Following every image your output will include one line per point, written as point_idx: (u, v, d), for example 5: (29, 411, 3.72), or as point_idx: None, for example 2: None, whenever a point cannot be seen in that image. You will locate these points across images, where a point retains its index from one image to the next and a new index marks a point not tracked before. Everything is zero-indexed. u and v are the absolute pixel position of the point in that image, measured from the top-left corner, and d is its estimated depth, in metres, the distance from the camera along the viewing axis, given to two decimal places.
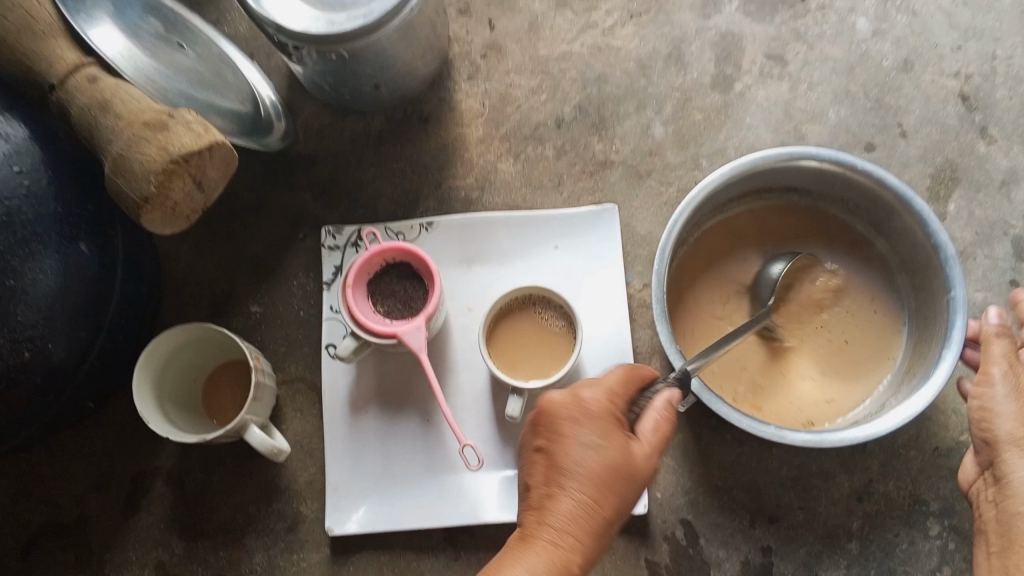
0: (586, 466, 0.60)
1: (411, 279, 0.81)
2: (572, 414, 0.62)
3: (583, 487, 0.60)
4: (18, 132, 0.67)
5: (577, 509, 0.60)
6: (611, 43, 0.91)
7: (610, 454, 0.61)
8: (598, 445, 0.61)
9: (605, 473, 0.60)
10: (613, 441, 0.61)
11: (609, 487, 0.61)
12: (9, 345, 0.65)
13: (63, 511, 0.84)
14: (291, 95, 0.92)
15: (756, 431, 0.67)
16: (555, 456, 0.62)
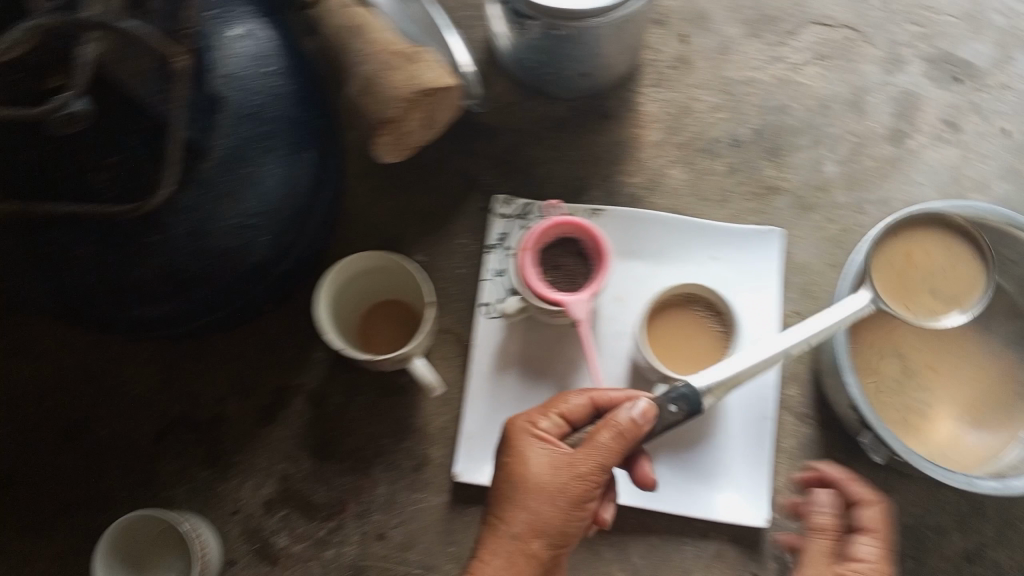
0: (512, 482, 0.67)
1: (579, 256, 0.84)
2: (508, 436, 0.70)
3: (507, 503, 0.67)
4: (267, 36, 0.71)
5: (498, 527, 0.67)
6: (796, 79, 0.95)
7: (530, 468, 0.67)
8: (517, 462, 0.67)
9: (525, 489, 0.66)
10: (537, 454, 0.67)
11: (532, 505, 0.66)
12: (231, 230, 0.69)
13: (203, 406, 0.88)
14: (484, 68, 0.97)
15: (945, 478, 0.72)
16: (497, 476, 0.70)
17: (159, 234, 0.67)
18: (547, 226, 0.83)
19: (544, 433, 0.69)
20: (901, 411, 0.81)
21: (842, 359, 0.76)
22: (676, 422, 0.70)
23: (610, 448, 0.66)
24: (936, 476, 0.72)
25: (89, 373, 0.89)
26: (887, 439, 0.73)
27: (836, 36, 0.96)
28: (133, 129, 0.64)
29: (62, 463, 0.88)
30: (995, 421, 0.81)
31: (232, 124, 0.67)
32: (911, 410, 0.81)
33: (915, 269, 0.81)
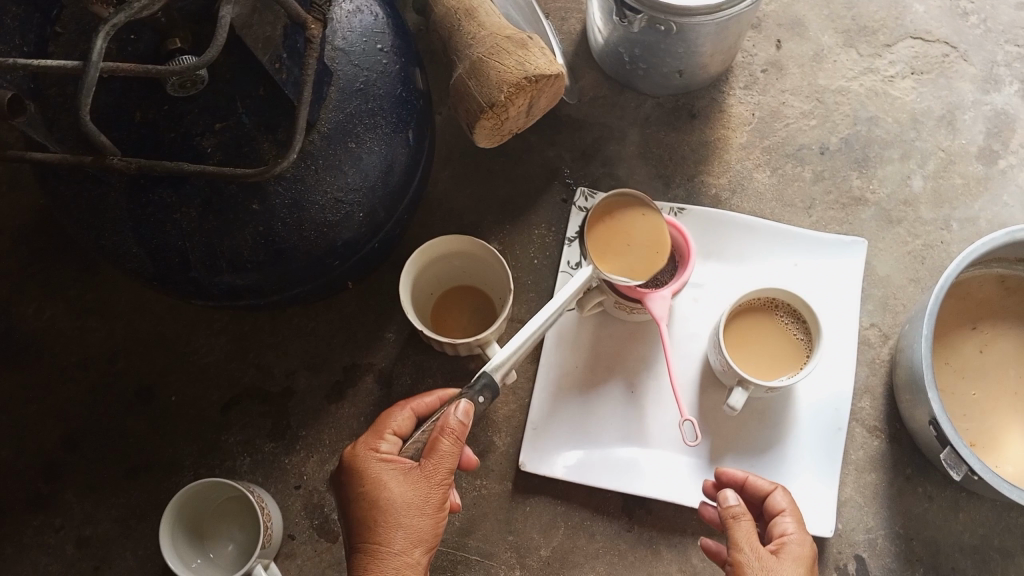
0: (373, 507, 0.65)
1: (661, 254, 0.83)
2: (353, 468, 0.67)
3: (376, 529, 0.64)
4: (381, 18, 0.73)
5: (370, 552, 0.64)
6: (888, 91, 0.94)
7: (390, 488, 0.65)
8: (376, 484, 0.65)
9: (387, 508, 0.64)
10: (390, 474, 0.66)
11: (401, 523, 0.64)
12: (330, 203, 0.69)
13: (273, 379, 0.88)
14: (574, 60, 0.97)
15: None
16: (355, 511, 0.66)
17: (261, 204, 0.67)
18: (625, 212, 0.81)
19: (388, 453, 0.67)
20: (994, 440, 0.79)
21: (925, 374, 0.75)
22: (483, 411, 0.69)
23: (452, 451, 0.65)
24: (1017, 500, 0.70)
25: (163, 337, 0.89)
26: (967, 459, 0.71)
27: (933, 51, 0.95)
28: (247, 95, 0.65)
29: (129, 425, 0.87)
30: None
31: (341, 97, 0.68)
32: (993, 430, 0.79)
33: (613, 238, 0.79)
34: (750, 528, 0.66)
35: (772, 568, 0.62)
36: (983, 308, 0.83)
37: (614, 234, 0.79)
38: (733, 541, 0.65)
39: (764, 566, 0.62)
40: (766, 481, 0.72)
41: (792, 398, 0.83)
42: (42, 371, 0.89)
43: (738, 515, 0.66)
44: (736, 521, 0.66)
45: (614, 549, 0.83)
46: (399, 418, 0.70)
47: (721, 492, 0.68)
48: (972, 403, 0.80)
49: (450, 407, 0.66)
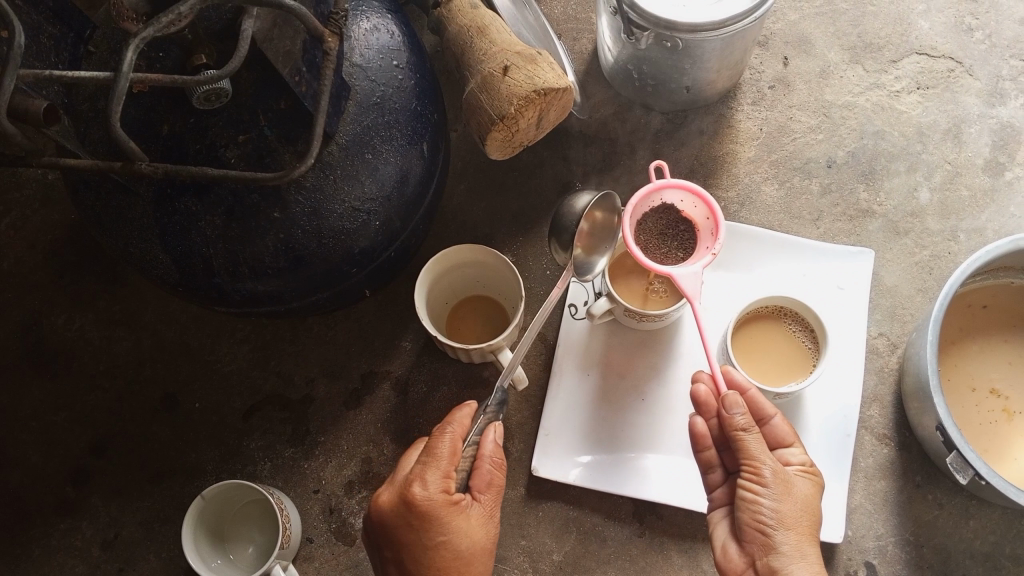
0: (455, 555, 0.69)
1: (673, 226, 0.83)
2: (428, 515, 0.67)
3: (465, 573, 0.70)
4: (398, 36, 0.76)
5: None
6: (894, 106, 0.96)
7: (465, 536, 0.69)
8: (457, 535, 0.69)
9: (468, 554, 0.70)
10: (462, 520, 0.69)
11: (479, 566, 0.71)
12: (347, 211, 0.71)
13: (292, 386, 0.90)
14: (585, 78, 1.00)
15: None
16: (427, 554, 0.69)
17: (282, 211, 0.70)
18: (644, 188, 0.81)
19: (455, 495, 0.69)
20: (1002, 448, 0.79)
21: (930, 382, 0.76)
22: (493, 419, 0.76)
23: (497, 473, 0.73)
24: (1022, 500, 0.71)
25: (187, 346, 0.92)
26: (973, 463, 0.72)
27: (938, 67, 0.97)
28: (268, 108, 0.68)
29: (153, 432, 0.90)
30: None
31: (358, 111, 0.71)
32: (992, 433, 0.80)
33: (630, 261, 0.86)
34: (760, 439, 0.69)
35: (792, 485, 0.68)
36: (990, 315, 0.84)
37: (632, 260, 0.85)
38: (745, 451, 0.68)
39: (784, 483, 0.67)
40: (767, 405, 0.73)
41: (800, 406, 0.84)
42: (71, 380, 0.92)
43: (747, 428, 0.69)
44: (746, 434, 0.69)
45: (625, 554, 0.85)
46: (452, 444, 0.70)
47: (729, 403, 0.70)
48: (982, 409, 0.81)
49: (486, 434, 0.72)
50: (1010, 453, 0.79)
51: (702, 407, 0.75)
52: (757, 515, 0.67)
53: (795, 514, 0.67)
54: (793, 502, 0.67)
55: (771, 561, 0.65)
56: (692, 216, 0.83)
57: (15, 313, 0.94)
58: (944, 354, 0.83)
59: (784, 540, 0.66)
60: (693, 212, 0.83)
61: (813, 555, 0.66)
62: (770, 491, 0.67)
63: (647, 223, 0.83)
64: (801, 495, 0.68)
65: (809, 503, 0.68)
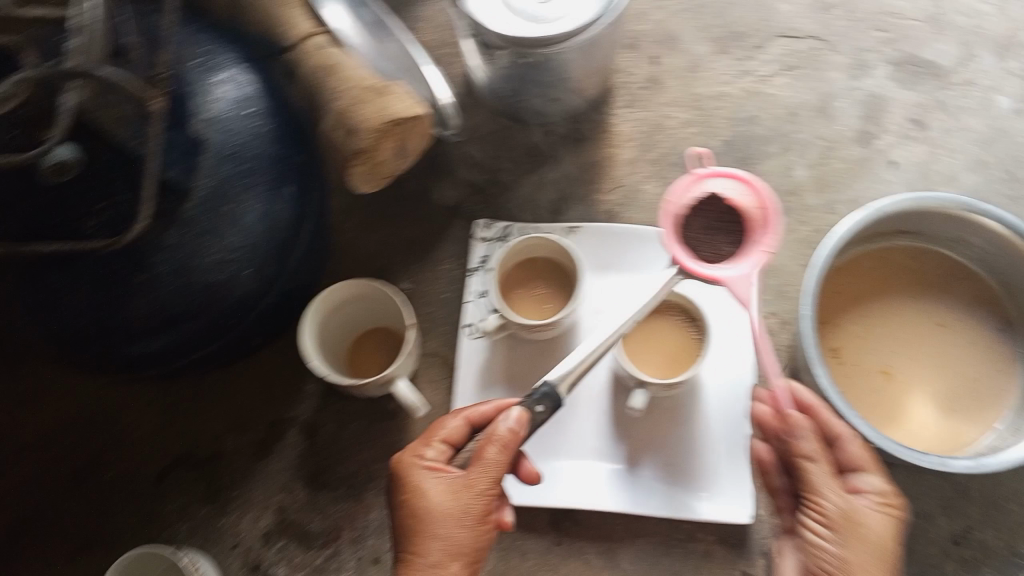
0: (414, 520, 0.70)
1: (716, 219, 0.78)
2: (402, 474, 0.72)
3: (415, 539, 0.70)
4: (252, 83, 0.76)
5: (414, 559, 0.69)
6: (763, 90, 0.98)
7: (429, 498, 0.70)
8: (417, 495, 0.70)
9: (431, 522, 0.69)
10: (433, 482, 0.70)
11: (445, 534, 0.69)
12: (214, 265, 0.72)
13: (201, 445, 0.91)
14: (462, 100, 1.01)
15: (917, 459, 0.72)
16: (399, 516, 0.72)
17: (146, 274, 0.71)
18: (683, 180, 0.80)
19: (433, 461, 0.72)
20: (870, 400, 0.82)
21: (812, 359, 0.76)
22: (547, 420, 0.71)
23: (504, 444, 0.69)
24: (909, 459, 0.72)
25: (96, 418, 0.93)
26: (860, 428, 0.73)
27: (802, 47, 0.99)
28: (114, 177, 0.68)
29: (70, 507, 0.90)
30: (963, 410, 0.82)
31: (214, 164, 0.72)
32: (875, 393, 0.82)
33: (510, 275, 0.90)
34: (821, 470, 0.72)
35: (859, 519, 0.70)
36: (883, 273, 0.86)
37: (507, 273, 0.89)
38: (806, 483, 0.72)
39: (850, 520, 0.70)
40: (836, 427, 0.74)
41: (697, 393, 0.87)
42: None
43: (812, 459, 0.72)
44: (811, 464, 0.72)
45: (547, 563, 0.85)
46: (459, 428, 0.74)
47: (792, 426, 0.72)
48: (861, 359, 0.83)
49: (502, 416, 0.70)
50: (877, 406, 0.82)
51: (765, 426, 0.79)
52: (823, 559, 0.71)
53: (861, 559, 0.69)
54: (861, 545, 0.69)
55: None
56: (741, 203, 0.78)
57: None
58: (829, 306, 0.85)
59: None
60: (744, 199, 0.78)
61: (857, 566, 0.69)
62: (833, 534, 0.70)
63: (691, 219, 0.78)
64: (870, 529, 0.70)
65: (881, 542, 0.70)
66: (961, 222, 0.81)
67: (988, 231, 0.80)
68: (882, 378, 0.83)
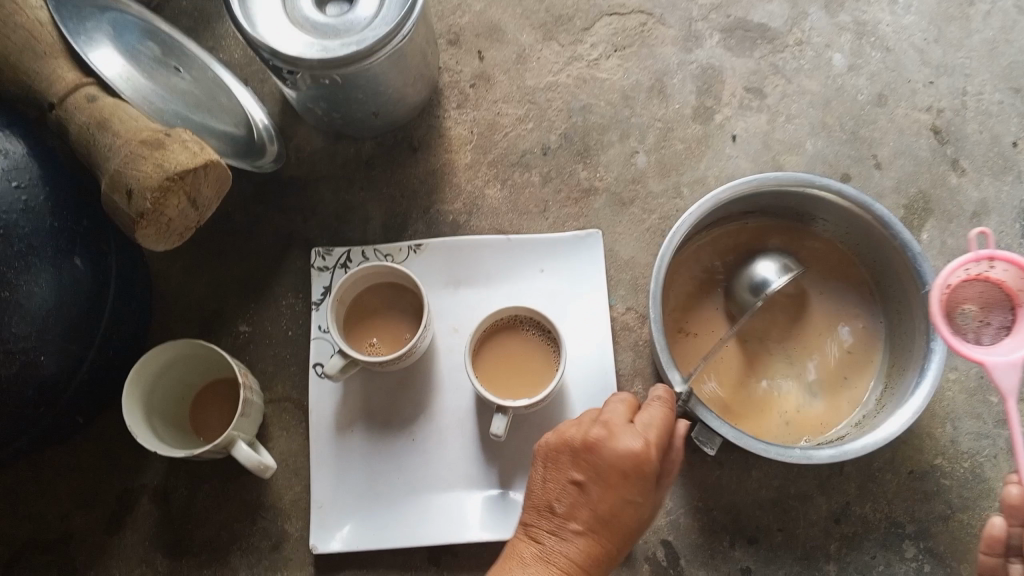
0: (625, 517, 0.63)
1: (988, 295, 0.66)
2: (640, 471, 0.63)
3: (596, 528, 0.63)
4: (17, 150, 0.69)
5: (570, 548, 0.63)
6: (596, 75, 0.93)
7: (650, 508, 0.65)
8: (646, 504, 0.64)
9: (636, 527, 0.64)
10: (653, 491, 0.64)
11: (635, 536, 0.65)
12: (1, 356, 0.66)
13: (47, 527, 0.84)
14: (284, 120, 0.95)
15: (780, 455, 0.70)
16: (608, 502, 0.63)
17: None
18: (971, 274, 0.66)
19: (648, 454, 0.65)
20: (732, 385, 0.79)
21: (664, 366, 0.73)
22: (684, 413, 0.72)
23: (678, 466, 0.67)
24: (772, 456, 0.70)
25: None
26: (719, 430, 0.71)
27: (631, 23, 0.95)
28: None
29: None
30: (827, 388, 0.79)
31: None
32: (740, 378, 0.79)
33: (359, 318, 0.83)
34: None
35: None
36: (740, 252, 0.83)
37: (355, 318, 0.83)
38: None
39: None
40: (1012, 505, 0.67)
41: (564, 403, 0.82)
42: None
43: None
44: None
45: None
46: (668, 420, 0.65)
47: None
48: (722, 346, 0.80)
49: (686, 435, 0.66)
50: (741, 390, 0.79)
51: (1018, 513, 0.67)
52: None
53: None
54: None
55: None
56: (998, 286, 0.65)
57: None
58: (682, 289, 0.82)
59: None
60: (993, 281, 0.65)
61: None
62: None
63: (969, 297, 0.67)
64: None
65: None
66: (803, 196, 0.79)
67: (832, 202, 0.78)
68: (742, 360, 0.80)
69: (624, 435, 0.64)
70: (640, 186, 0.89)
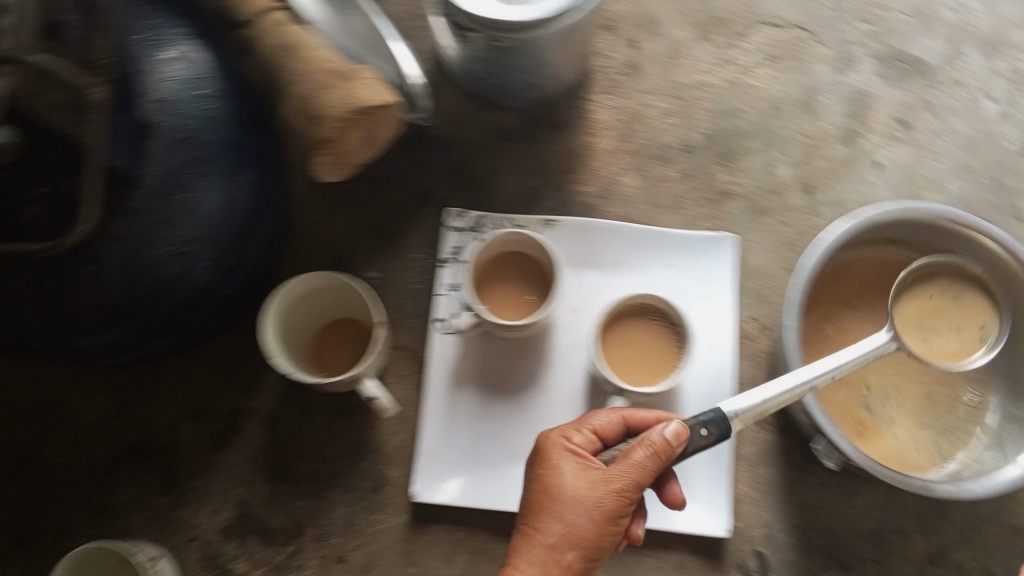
0: (551, 498, 0.66)
1: None
2: (545, 449, 0.69)
3: (539, 517, 0.66)
4: (203, 61, 0.71)
5: (529, 539, 0.66)
6: (747, 82, 0.94)
7: (575, 482, 0.66)
8: (561, 480, 0.66)
9: (568, 504, 0.65)
10: (575, 468, 0.67)
11: (570, 517, 0.65)
12: (167, 257, 0.68)
13: (157, 433, 0.87)
14: (434, 80, 0.96)
15: (896, 481, 0.70)
16: (533, 489, 0.68)
17: (92, 266, 0.66)
18: None
19: (578, 446, 0.68)
20: (847, 406, 0.80)
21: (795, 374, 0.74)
22: (710, 447, 0.66)
23: (649, 459, 0.64)
24: (887, 479, 0.70)
25: (41, 405, 0.89)
26: (839, 444, 0.71)
27: (788, 37, 0.96)
28: (60, 159, 0.63)
29: (18, 493, 0.87)
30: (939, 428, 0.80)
31: (166, 149, 0.66)
32: (856, 400, 0.80)
33: (497, 278, 0.85)
34: None
35: None
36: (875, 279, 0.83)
37: (490, 277, 0.85)
38: None
39: None
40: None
41: (679, 397, 0.83)
42: None
43: None
44: None
45: None
46: (605, 421, 0.70)
47: None
48: (843, 367, 0.81)
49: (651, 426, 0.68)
50: (855, 413, 0.80)
51: None
52: None
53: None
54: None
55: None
56: None
57: None
58: (807, 306, 0.82)
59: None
60: None
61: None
62: None
63: None
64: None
65: None
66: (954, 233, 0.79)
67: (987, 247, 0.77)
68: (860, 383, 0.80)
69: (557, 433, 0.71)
70: (777, 199, 0.90)
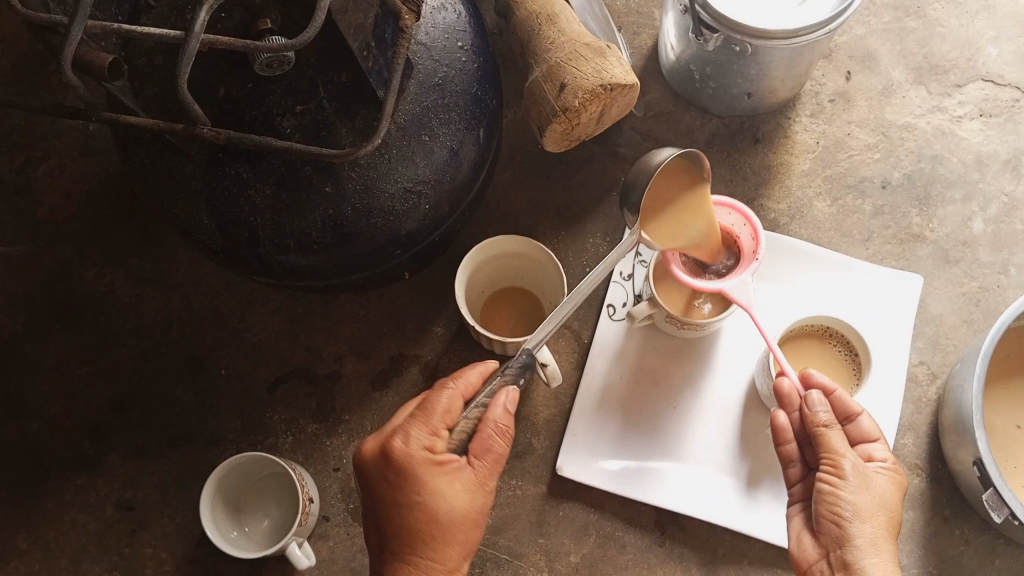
0: (441, 520, 0.63)
1: None
2: (412, 468, 0.62)
3: (432, 545, 0.63)
4: (463, 16, 0.75)
5: (424, 564, 0.63)
6: (955, 132, 0.94)
7: (453, 499, 0.63)
8: (440, 496, 0.63)
9: (456, 521, 0.63)
10: (447, 481, 0.63)
11: (471, 532, 0.65)
12: (399, 192, 0.70)
13: (321, 361, 0.90)
14: (643, 74, 0.98)
15: None
16: (410, 517, 0.63)
17: (332, 187, 0.69)
18: None
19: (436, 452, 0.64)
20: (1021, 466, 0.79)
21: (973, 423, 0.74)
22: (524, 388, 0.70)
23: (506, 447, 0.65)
24: None
25: (217, 314, 0.92)
26: (1011, 503, 0.70)
27: (1004, 95, 0.95)
28: (329, 81, 0.66)
29: (179, 395, 0.90)
30: None
31: (420, 91, 0.70)
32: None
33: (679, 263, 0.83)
34: None
35: None
36: None
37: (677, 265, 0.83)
38: None
39: None
40: (853, 404, 0.73)
41: None
42: (99, 334, 0.92)
43: None
44: None
45: (644, 562, 0.83)
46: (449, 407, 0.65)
47: None
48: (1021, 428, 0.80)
49: (495, 399, 0.65)
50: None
51: None
52: None
53: (872, 506, 0.67)
54: (871, 496, 0.67)
55: (845, 555, 0.66)
56: None
57: (46, 263, 0.94)
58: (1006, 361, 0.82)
59: (859, 533, 0.66)
60: None
61: (887, 553, 0.66)
62: None
63: None
64: (880, 490, 0.69)
65: None
66: None
67: None
68: None
69: (400, 434, 0.63)
70: (967, 253, 0.89)
